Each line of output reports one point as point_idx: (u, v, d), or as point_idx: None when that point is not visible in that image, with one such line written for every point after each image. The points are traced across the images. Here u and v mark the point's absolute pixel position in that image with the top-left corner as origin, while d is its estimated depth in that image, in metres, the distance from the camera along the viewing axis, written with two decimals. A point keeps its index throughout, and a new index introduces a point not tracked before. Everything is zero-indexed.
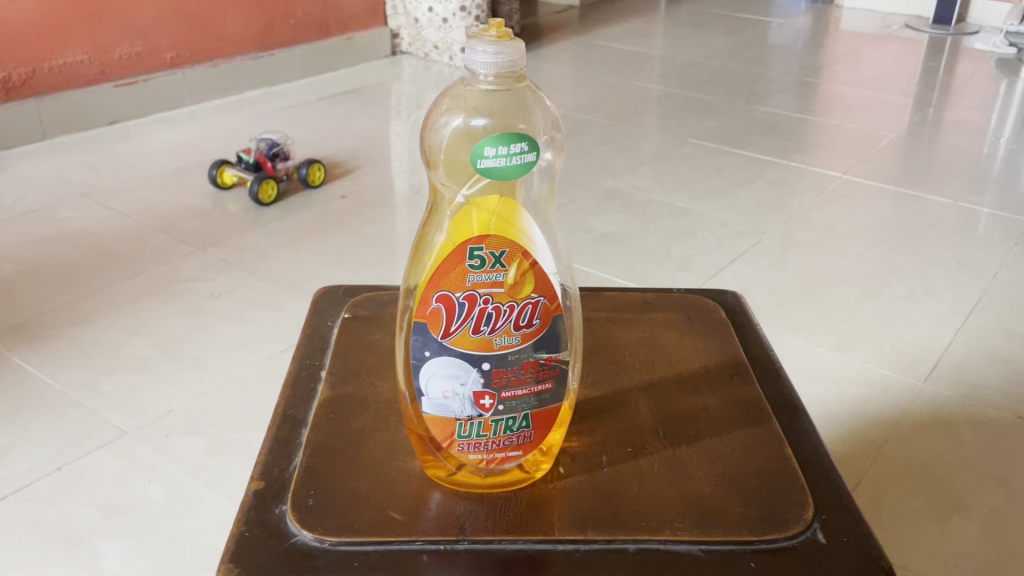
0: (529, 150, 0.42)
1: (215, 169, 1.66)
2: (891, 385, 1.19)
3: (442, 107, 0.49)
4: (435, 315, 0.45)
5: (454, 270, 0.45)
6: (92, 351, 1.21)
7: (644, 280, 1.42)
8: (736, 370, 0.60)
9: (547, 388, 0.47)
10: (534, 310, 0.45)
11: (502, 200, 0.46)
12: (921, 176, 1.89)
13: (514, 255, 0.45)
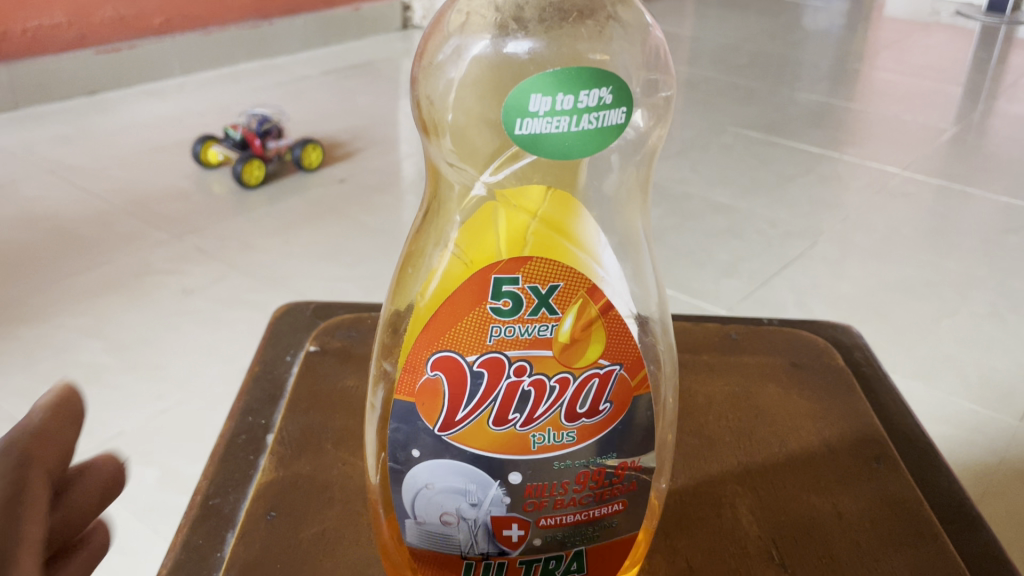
0: (610, 104, 0.29)
1: (198, 144, 1.48)
2: (984, 424, 0.99)
3: (452, 29, 0.33)
4: (430, 390, 0.29)
5: (467, 318, 0.29)
6: (36, 354, 1.03)
7: (684, 287, 1.23)
8: (874, 453, 0.41)
9: (614, 513, 0.31)
10: (602, 387, 0.30)
11: (549, 194, 0.30)
12: (990, 174, 1.68)
13: (572, 294, 0.29)
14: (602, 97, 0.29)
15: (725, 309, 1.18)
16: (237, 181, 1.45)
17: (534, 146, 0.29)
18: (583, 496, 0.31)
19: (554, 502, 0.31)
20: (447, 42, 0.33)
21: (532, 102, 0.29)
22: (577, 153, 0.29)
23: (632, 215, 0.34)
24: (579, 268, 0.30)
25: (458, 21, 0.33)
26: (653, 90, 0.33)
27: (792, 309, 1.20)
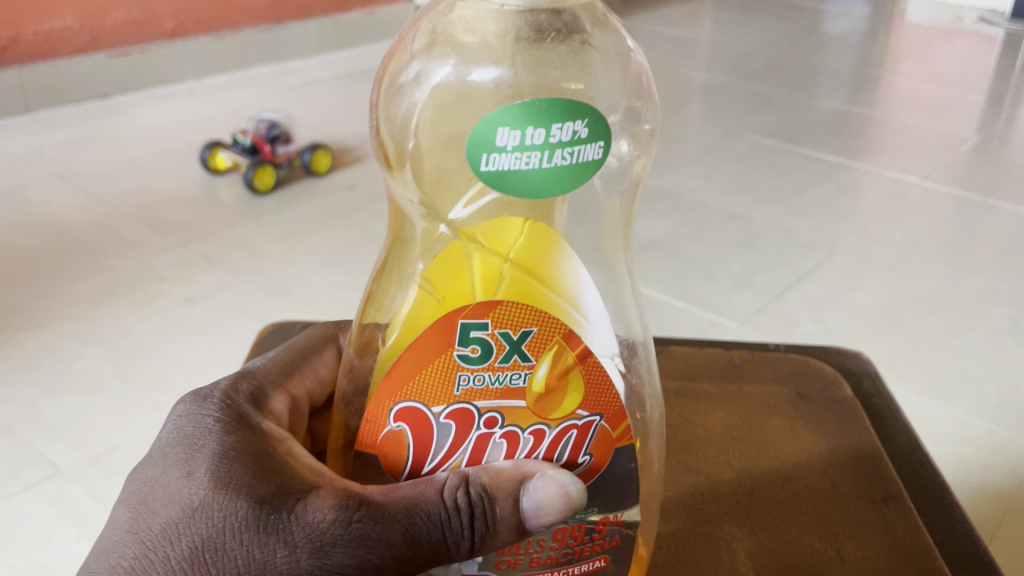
0: (586, 138, 0.31)
1: (207, 150, 1.47)
2: (1003, 446, 0.96)
3: (416, 50, 0.37)
4: (396, 439, 0.33)
5: (435, 363, 0.32)
6: (37, 362, 1.01)
7: (696, 299, 1.21)
8: (882, 493, 0.39)
9: (596, 568, 0.34)
10: (580, 439, 0.33)
11: (526, 231, 0.34)
12: (1013, 185, 1.64)
13: (548, 341, 0.32)
14: (577, 131, 0.31)
15: (737, 322, 1.16)
16: (246, 188, 1.44)
17: (502, 181, 0.31)
18: (561, 554, 0.34)
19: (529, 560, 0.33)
20: (409, 64, 0.37)
21: (499, 136, 0.31)
22: (549, 190, 0.31)
23: (615, 248, 0.37)
24: (556, 312, 0.33)
25: (422, 42, 0.37)
26: (636, 120, 0.37)
27: (805, 323, 1.17)
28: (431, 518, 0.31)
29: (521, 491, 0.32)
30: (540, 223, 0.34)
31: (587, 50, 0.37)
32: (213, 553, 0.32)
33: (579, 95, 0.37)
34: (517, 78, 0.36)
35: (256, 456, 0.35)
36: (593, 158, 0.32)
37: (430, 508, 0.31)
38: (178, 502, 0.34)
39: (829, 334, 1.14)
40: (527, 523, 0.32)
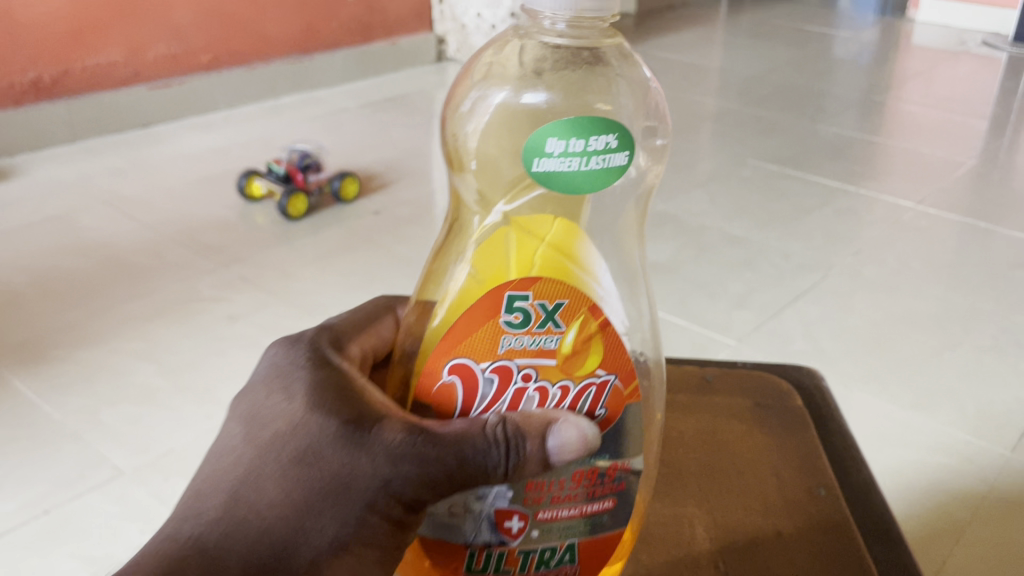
0: (615, 148, 0.39)
1: (244, 178, 1.58)
2: (977, 455, 1.05)
3: (477, 83, 0.48)
4: (448, 389, 0.40)
5: (484, 329, 0.39)
6: (95, 375, 1.12)
7: (698, 318, 1.30)
8: (818, 481, 0.48)
9: (605, 508, 0.41)
10: (598, 394, 0.40)
11: (555, 224, 0.41)
12: (1006, 209, 1.72)
13: (575, 312, 0.39)
14: (608, 142, 0.39)
15: (735, 340, 1.25)
16: (280, 214, 1.54)
17: (549, 180, 0.40)
18: (578, 493, 0.40)
19: (551, 497, 0.40)
20: (471, 93, 0.47)
21: (548, 145, 0.39)
22: (582, 188, 0.40)
23: (630, 244, 0.47)
24: (580, 287, 0.40)
25: (480, 76, 0.48)
26: (650, 134, 0.48)
27: (799, 340, 1.26)
28: (478, 444, 0.38)
29: (547, 431, 0.38)
30: (566, 220, 0.41)
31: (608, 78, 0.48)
32: (302, 461, 0.38)
33: (606, 113, 0.48)
34: (558, 99, 0.47)
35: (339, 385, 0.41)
36: (620, 165, 0.40)
37: (474, 437, 0.38)
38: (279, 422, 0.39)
39: (820, 351, 1.23)
40: (552, 459, 0.38)
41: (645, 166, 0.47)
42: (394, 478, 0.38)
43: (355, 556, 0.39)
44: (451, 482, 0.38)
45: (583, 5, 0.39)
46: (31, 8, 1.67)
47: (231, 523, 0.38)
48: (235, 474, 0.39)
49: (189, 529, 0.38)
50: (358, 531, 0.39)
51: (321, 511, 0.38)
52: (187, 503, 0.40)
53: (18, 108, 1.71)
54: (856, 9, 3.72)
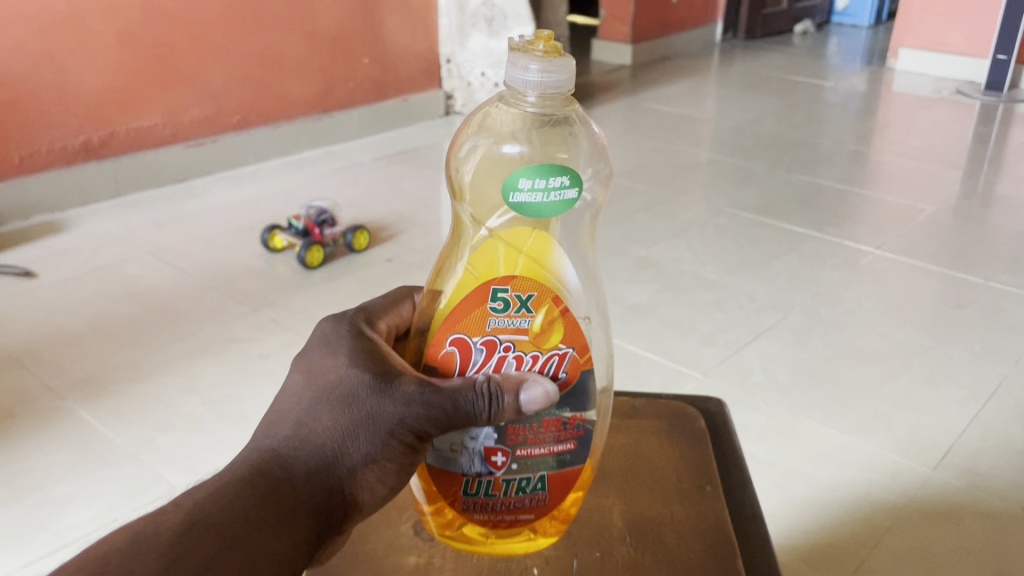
0: (569, 185, 0.48)
1: (266, 233, 1.77)
2: (902, 472, 1.22)
3: (468, 133, 0.56)
4: (448, 357, 0.50)
5: (476, 311, 0.49)
6: (149, 407, 1.31)
7: (669, 354, 1.48)
8: (707, 481, 0.66)
9: (568, 449, 0.52)
10: (561, 362, 0.50)
11: (533, 235, 0.51)
12: (957, 254, 1.91)
13: (542, 301, 0.49)
14: (563, 182, 0.48)
15: (700, 373, 1.43)
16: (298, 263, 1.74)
17: (522, 209, 0.48)
18: (548, 435, 0.51)
19: (526, 438, 0.50)
20: (466, 142, 0.56)
21: (519, 184, 0.47)
22: (550, 215, 0.48)
23: (585, 249, 0.55)
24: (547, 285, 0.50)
25: (473, 129, 0.56)
26: (598, 173, 0.54)
27: (757, 373, 1.44)
28: (469, 396, 0.47)
29: (519, 388, 0.48)
30: (541, 232, 0.51)
31: (576, 130, 0.54)
32: (344, 400, 0.48)
33: (564, 161, 0.54)
34: (533, 150, 0.54)
35: (370, 349, 0.51)
36: (573, 198, 0.48)
37: (467, 391, 0.47)
38: (325, 371, 0.49)
39: (774, 383, 1.41)
40: (523, 408, 0.48)
41: (600, 197, 0.54)
42: (411, 416, 0.47)
43: (380, 471, 0.49)
44: (452, 421, 0.47)
45: (544, 80, 0.46)
46: (85, 81, 1.94)
47: (292, 442, 0.48)
48: (295, 406, 0.49)
49: (259, 446, 0.48)
50: (383, 454, 0.48)
51: (356, 437, 0.48)
52: (258, 428, 0.50)
53: (71, 167, 1.97)
54: (842, 58, 3.94)
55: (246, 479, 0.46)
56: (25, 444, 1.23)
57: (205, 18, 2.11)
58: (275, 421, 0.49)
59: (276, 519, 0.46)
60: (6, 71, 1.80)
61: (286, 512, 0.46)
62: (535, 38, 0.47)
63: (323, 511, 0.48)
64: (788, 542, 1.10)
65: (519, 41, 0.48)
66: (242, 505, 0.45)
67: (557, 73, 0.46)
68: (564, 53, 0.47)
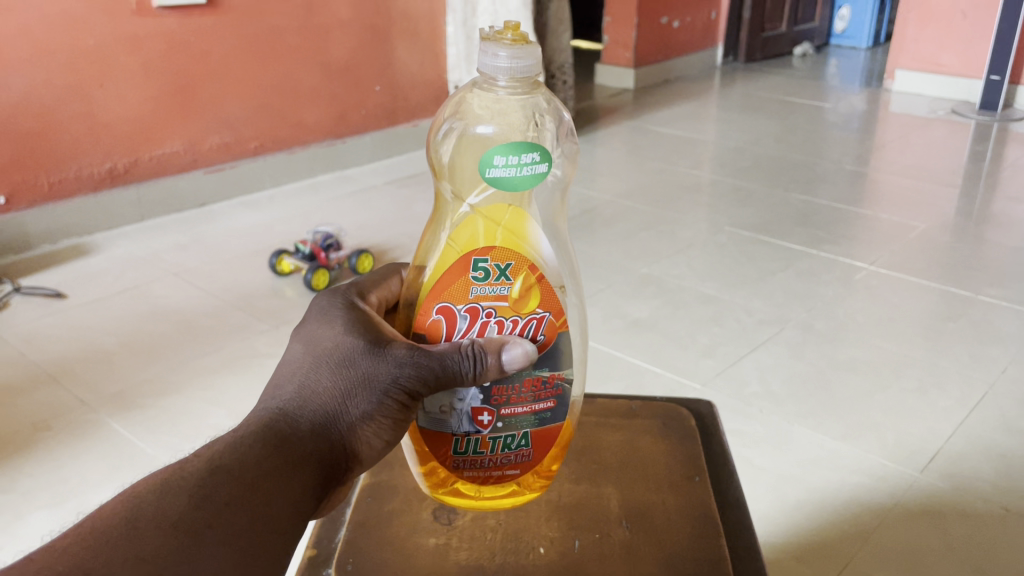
0: (539, 161, 0.53)
1: (274, 256, 1.83)
2: (889, 475, 1.28)
3: (446, 116, 0.61)
4: (435, 325, 0.54)
5: (460, 282, 0.54)
6: (178, 419, 1.39)
7: (669, 366, 1.56)
8: (696, 472, 0.72)
9: (548, 407, 0.57)
10: (538, 325, 0.55)
11: (511, 212, 0.55)
12: (948, 269, 1.98)
13: (521, 268, 0.54)
14: (535, 158, 0.53)
15: (699, 383, 1.50)
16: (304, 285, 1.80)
17: (497, 184, 0.53)
18: (530, 396, 0.56)
19: (510, 398, 0.55)
20: (443, 126, 0.61)
21: (494, 160, 0.52)
22: (522, 189, 0.53)
23: (559, 220, 0.61)
24: (525, 253, 0.55)
25: (450, 111, 0.61)
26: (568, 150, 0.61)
27: (753, 383, 1.51)
28: (455, 356, 0.52)
29: (501, 350, 0.52)
30: (518, 209, 0.56)
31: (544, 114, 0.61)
32: (342, 363, 0.52)
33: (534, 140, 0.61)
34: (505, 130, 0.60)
35: (363, 320, 0.54)
36: (542, 172, 0.53)
37: (452, 352, 0.52)
38: (322, 340, 0.53)
39: (769, 393, 1.48)
40: (505, 366, 0.52)
41: (568, 172, 0.60)
42: (404, 374, 0.51)
43: (378, 428, 0.52)
44: (440, 381, 0.52)
45: (513, 65, 0.51)
46: (114, 111, 2.04)
47: (297, 402, 0.52)
48: (297, 371, 0.53)
49: (267, 407, 0.51)
50: (379, 411, 0.52)
51: (354, 395, 0.51)
52: (264, 393, 0.53)
53: (97, 193, 2.06)
54: (841, 79, 4.03)
55: (257, 432, 0.49)
56: (63, 453, 1.31)
57: (225, 50, 2.21)
58: (278, 386, 0.53)
59: (287, 467, 0.49)
60: (38, 103, 1.90)
61: (296, 461, 0.49)
62: (505, 29, 0.52)
63: (327, 464, 0.51)
64: (781, 541, 1.16)
65: (489, 31, 0.53)
66: (257, 454, 0.48)
67: (524, 57, 0.51)
68: (530, 40, 0.52)
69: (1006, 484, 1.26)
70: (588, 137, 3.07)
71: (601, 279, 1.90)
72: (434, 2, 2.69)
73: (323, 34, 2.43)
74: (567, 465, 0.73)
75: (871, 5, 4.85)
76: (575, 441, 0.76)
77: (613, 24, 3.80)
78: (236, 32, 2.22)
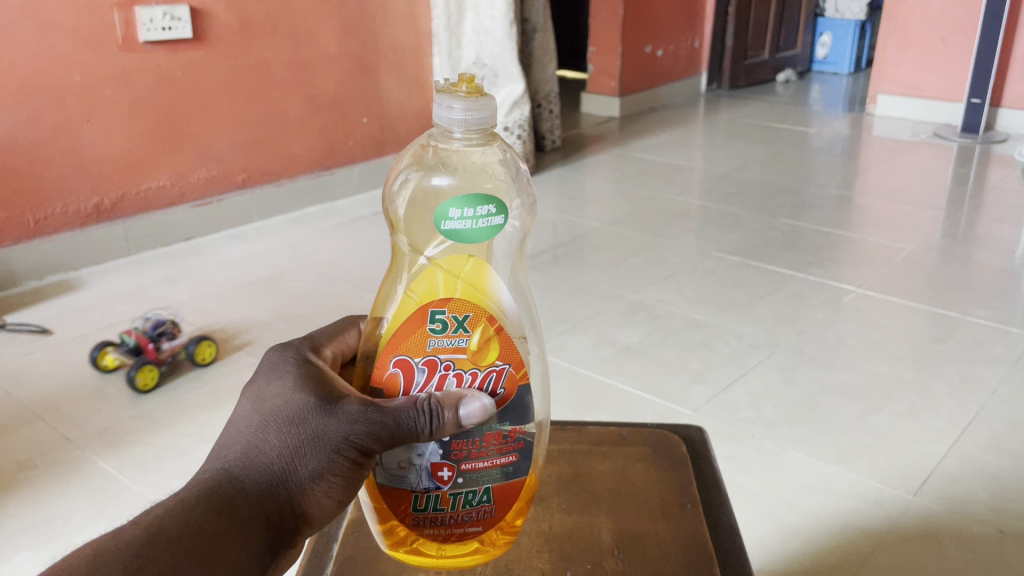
0: (495, 213, 0.53)
1: (95, 351, 1.59)
2: (883, 498, 1.28)
3: (402, 166, 0.61)
4: (393, 378, 0.53)
5: (417, 335, 0.53)
6: (166, 455, 1.37)
7: (660, 392, 1.55)
8: (687, 500, 0.71)
9: (511, 461, 0.55)
10: (498, 377, 0.54)
11: (470, 261, 0.54)
12: (936, 290, 1.98)
13: (478, 320, 0.53)
14: (491, 210, 0.53)
15: (691, 409, 1.49)
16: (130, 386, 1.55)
17: (453, 236, 0.52)
18: (491, 450, 0.55)
19: (471, 452, 0.54)
20: (399, 175, 0.61)
21: (449, 212, 0.52)
22: (479, 240, 0.53)
23: (517, 268, 0.60)
24: (485, 306, 0.54)
25: (409, 161, 0.61)
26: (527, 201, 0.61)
27: (745, 409, 1.50)
28: (411, 412, 0.50)
29: (459, 404, 0.51)
30: (479, 260, 0.55)
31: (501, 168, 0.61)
32: (291, 421, 0.51)
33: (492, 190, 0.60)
34: (459, 181, 0.60)
35: (316, 374, 0.53)
36: (499, 224, 0.53)
37: (408, 409, 0.50)
38: (272, 397, 0.52)
39: (761, 417, 1.48)
40: (463, 421, 0.51)
41: (526, 223, 0.59)
42: (355, 432, 0.50)
43: (328, 486, 0.52)
44: (394, 437, 0.50)
45: (467, 118, 0.50)
46: (98, 145, 2.04)
47: (243, 462, 0.51)
48: (245, 429, 0.52)
49: (213, 468, 0.51)
50: (330, 469, 0.51)
51: (302, 454, 0.51)
52: (212, 451, 0.53)
53: (84, 229, 2.06)
54: (824, 104, 4.07)
55: (201, 496, 0.49)
56: (49, 492, 1.29)
57: (212, 85, 2.22)
58: (228, 443, 0.52)
59: (229, 531, 0.49)
60: (24, 140, 1.90)
61: (238, 524, 0.49)
62: (459, 81, 0.52)
63: (273, 524, 0.51)
64: (776, 568, 1.15)
65: (444, 82, 0.52)
66: (197, 519, 0.48)
67: (479, 110, 0.50)
68: (484, 92, 0.52)
69: (1001, 506, 1.26)
70: (574, 164, 3.09)
71: (591, 306, 1.90)
72: (418, 35, 2.71)
73: (310, 67, 2.44)
74: (558, 496, 0.72)
75: (851, 32, 4.91)
76: (566, 471, 0.75)
77: (598, 53, 3.83)
78: (224, 66, 2.23)
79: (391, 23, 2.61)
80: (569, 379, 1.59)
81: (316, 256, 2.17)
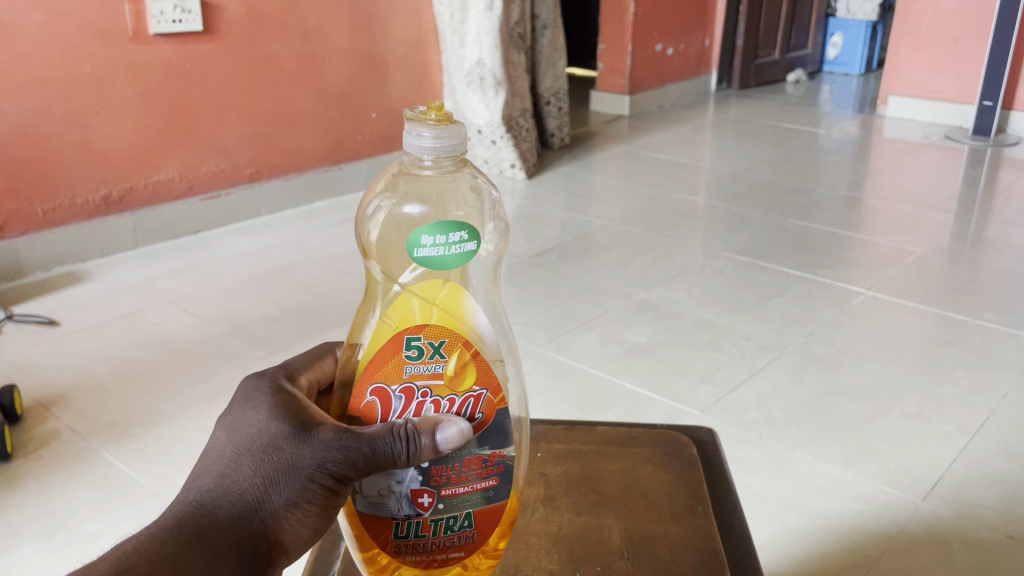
0: (468, 239, 0.52)
1: None
2: (891, 502, 1.27)
3: (376, 191, 0.59)
4: (371, 406, 0.53)
5: (393, 364, 0.52)
6: (172, 449, 1.36)
7: (667, 392, 1.54)
8: (697, 502, 0.70)
9: (491, 485, 0.55)
10: (476, 403, 0.53)
11: (446, 287, 0.53)
12: (946, 293, 1.97)
13: (454, 345, 0.52)
14: (463, 236, 0.52)
15: (699, 410, 1.49)
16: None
17: (426, 263, 0.51)
18: (471, 474, 0.54)
19: (450, 478, 0.53)
20: (372, 202, 0.59)
21: (422, 240, 0.51)
22: (452, 266, 0.52)
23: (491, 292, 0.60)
24: (462, 332, 0.53)
25: (381, 188, 0.59)
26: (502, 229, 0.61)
27: (753, 410, 1.49)
28: (387, 439, 0.49)
29: (435, 429, 0.50)
30: (455, 285, 0.54)
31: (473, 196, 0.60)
32: (264, 450, 0.50)
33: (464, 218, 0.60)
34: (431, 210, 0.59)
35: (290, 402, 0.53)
36: (472, 250, 0.52)
37: (384, 435, 0.49)
38: (246, 425, 0.51)
39: (768, 419, 1.47)
40: (440, 447, 0.50)
41: (501, 247, 0.59)
42: (329, 460, 0.49)
43: (303, 514, 0.51)
44: (370, 464, 0.49)
45: (437, 145, 0.49)
46: (106, 137, 2.03)
47: (216, 492, 0.50)
48: (218, 459, 0.51)
49: (184, 499, 0.50)
50: (304, 496, 0.50)
51: (276, 483, 0.50)
52: (186, 482, 0.52)
53: (92, 220, 2.06)
54: (835, 105, 4.06)
55: (171, 528, 0.48)
56: (53, 484, 1.29)
57: (221, 78, 2.22)
58: (202, 472, 0.51)
59: (201, 564, 0.47)
60: (33, 131, 1.90)
61: (210, 556, 0.48)
62: (429, 108, 0.51)
63: (246, 555, 0.50)
64: (784, 572, 1.14)
65: (412, 110, 0.51)
66: (169, 552, 0.47)
67: (449, 137, 0.49)
68: (454, 119, 0.51)
69: (1011, 511, 1.25)
70: (584, 162, 3.08)
71: (598, 305, 1.90)
72: (421, 31, 2.71)
73: (320, 62, 2.44)
74: (568, 497, 0.71)
75: (863, 32, 4.89)
76: (576, 471, 0.74)
77: (607, 51, 3.82)
78: (233, 60, 2.23)
79: (398, 20, 2.62)
80: (575, 378, 1.58)
81: (324, 251, 2.17)
